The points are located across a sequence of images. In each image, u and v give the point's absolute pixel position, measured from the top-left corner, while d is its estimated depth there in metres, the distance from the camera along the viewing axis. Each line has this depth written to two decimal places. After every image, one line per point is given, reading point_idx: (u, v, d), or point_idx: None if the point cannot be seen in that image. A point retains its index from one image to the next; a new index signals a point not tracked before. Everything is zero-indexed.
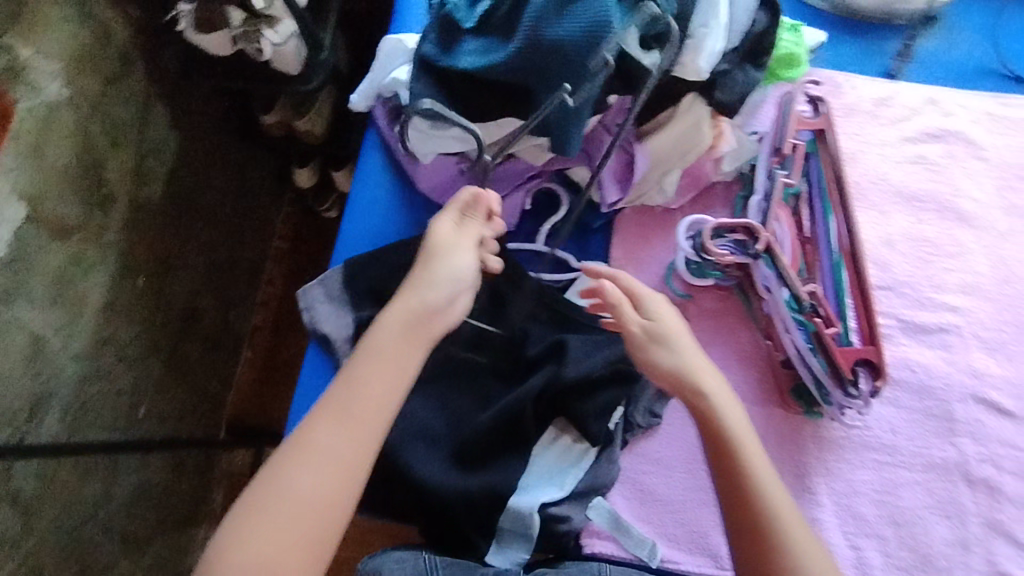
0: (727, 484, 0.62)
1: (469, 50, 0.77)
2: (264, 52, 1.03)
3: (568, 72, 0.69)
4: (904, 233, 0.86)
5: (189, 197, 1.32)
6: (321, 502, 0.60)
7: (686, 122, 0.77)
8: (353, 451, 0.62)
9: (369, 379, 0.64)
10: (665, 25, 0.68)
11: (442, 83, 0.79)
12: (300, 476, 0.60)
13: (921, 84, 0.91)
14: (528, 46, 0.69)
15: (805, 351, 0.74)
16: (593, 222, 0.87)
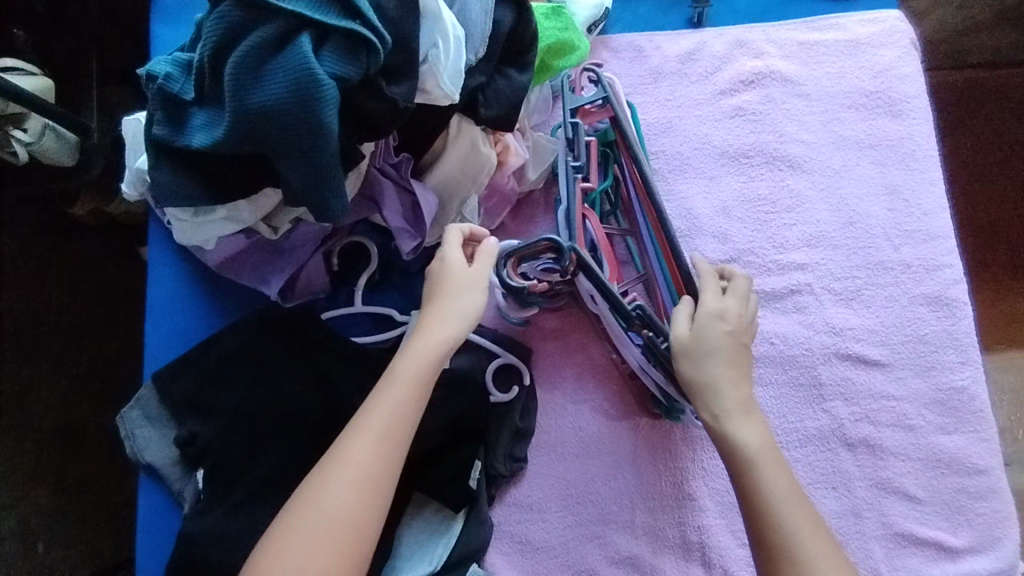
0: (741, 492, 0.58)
1: (199, 125, 0.66)
2: (20, 155, 0.91)
3: (292, 134, 0.59)
4: (737, 196, 0.79)
5: None
6: (352, 525, 0.57)
7: (461, 143, 0.69)
8: (382, 472, 0.59)
9: (399, 401, 0.61)
10: (386, 56, 0.59)
11: (186, 167, 0.69)
12: (331, 505, 0.57)
13: (726, 28, 0.84)
14: (242, 117, 0.60)
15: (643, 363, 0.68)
16: (411, 266, 0.80)
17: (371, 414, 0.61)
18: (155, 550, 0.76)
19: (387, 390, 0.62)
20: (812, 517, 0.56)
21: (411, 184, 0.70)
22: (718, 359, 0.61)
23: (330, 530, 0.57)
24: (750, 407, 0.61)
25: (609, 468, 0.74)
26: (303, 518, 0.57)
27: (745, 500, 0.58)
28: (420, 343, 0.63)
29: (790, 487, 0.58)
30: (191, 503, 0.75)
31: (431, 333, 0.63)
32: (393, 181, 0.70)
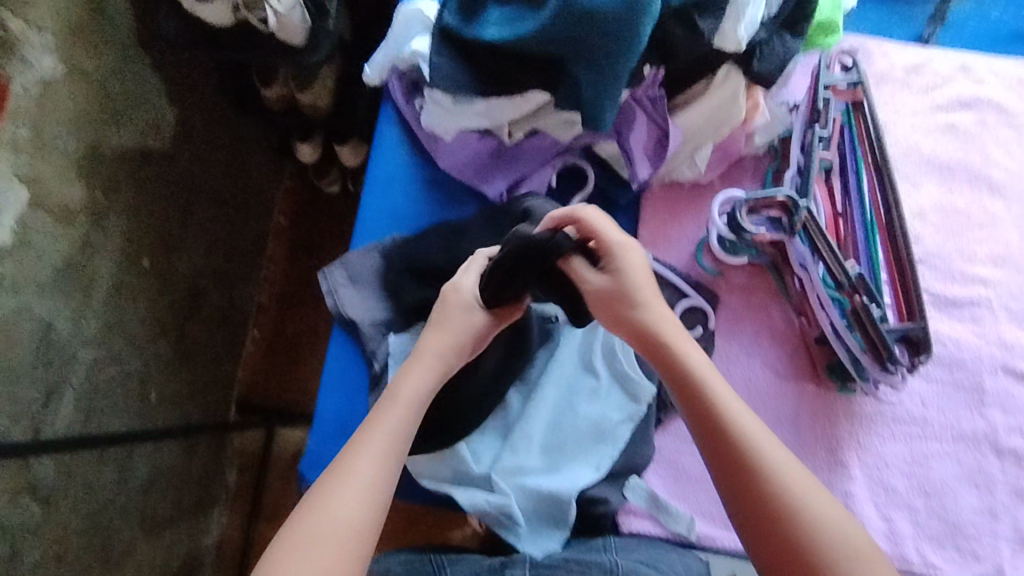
0: (696, 423, 0.59)
1: (494, 20, 0.74)
2: (268, 22, 0.97)
3: (604, 41, 0.67)
4: (935, 204, 0.84)
5: (187, 177, 1.27)
6: (360, 518, 0.56)
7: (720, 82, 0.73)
8: (387, 467, 0.59)
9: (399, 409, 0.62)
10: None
11: (466, 55, 0.76)
12: (358, 469, 0.58)
13: (953, 51, 0.89)
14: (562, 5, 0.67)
15: (841, 327, 0.73)
16: (620, 199, 0.85)
17: (380, 417, 0.62)
18: (340, 397, 0.83)
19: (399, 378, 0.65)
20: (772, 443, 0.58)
21: (665, 121, 0.76)
22: (658, 318, 0.63)
23: (366, 498, 0.57)
24: (687, 347, 0.62)
25: (771, 421, 0.80)
26: (333, 488, 0.56)
27: (705, 429, 0.59)
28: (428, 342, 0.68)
29: (751, 419, 0.59)
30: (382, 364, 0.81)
31: (432, 344, 0.67)
32: (646, 113, 0.76)
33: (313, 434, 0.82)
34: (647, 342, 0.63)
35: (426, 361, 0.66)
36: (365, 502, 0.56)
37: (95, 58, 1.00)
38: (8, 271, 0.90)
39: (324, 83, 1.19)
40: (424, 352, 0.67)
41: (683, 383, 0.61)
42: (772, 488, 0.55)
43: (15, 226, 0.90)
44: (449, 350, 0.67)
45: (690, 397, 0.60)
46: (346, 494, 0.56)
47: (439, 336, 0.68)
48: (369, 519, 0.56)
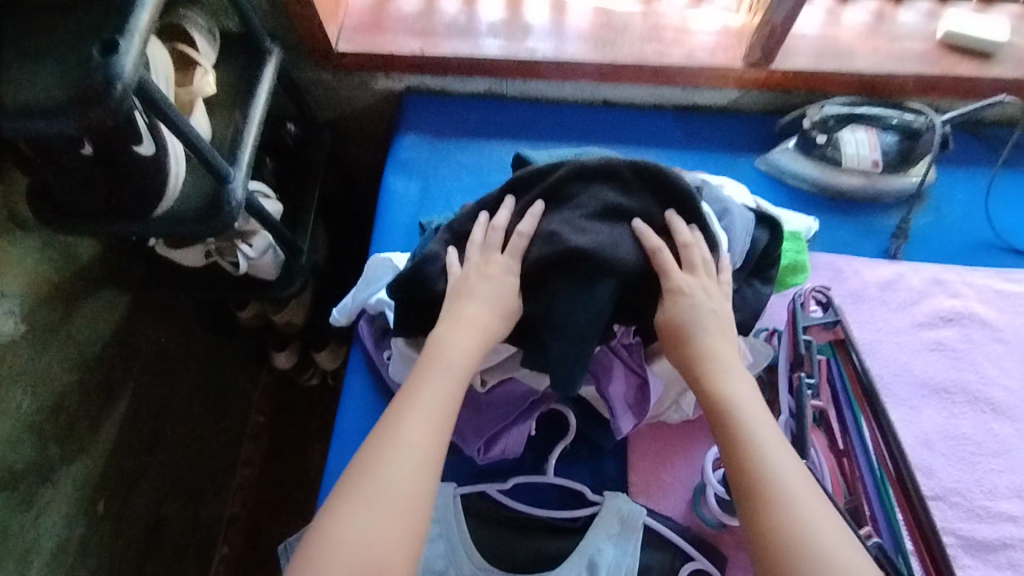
0: (733, 450, 0.59)
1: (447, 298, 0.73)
2: (240, 267, 0.97)
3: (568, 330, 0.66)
4: (939, 430, 0.79)
5: (156, 403, 1.22)
6: (402, 525, 0.56)
7: (713, 273, 0.68)
8: (414, 482, 0.58)
9: (415, 416, 0.61)
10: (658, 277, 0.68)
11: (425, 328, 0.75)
12: (386, 488, 0.57)
13: (921, 264, 0.89)
14: (613, 250, 0.66)
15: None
16: (605, 443, 0.80)
17: (399, 421, 0.61)
18: None
19: (419, 390, 0.64)
20: (807, 487, 0.56)
21: (642, 370, 0.74)
22: (719, 367, 0.64)
23: (394, 512, 0.56)
24: (749, 405, 0.61)
25: None
26: (360, 497, 0.56)
27: (739, 473, 0.57)
28: (455, 351, 0.66)
29: (790, 468, 0.57)
30: None
31: (429, 376, 0.64)
32: (624, 361, 0.74)
33: None
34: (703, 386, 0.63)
35: (430, 377, 0.64)
36: (400, 516, 0.56)
37: (63, 309, 0.99)
38: None
39: (298, 303, 1.18)
40: (445, 353, 0.66)
41: (723, 424, 0.60)
42: (790, 522, 0.54)
43: None
44: (453, 385, 0.64)
45: (731, 437, 0.59)
46: (385, 465, 0.58)
47: (434, 378, 0.64)
48: (408, 527, 0.56)
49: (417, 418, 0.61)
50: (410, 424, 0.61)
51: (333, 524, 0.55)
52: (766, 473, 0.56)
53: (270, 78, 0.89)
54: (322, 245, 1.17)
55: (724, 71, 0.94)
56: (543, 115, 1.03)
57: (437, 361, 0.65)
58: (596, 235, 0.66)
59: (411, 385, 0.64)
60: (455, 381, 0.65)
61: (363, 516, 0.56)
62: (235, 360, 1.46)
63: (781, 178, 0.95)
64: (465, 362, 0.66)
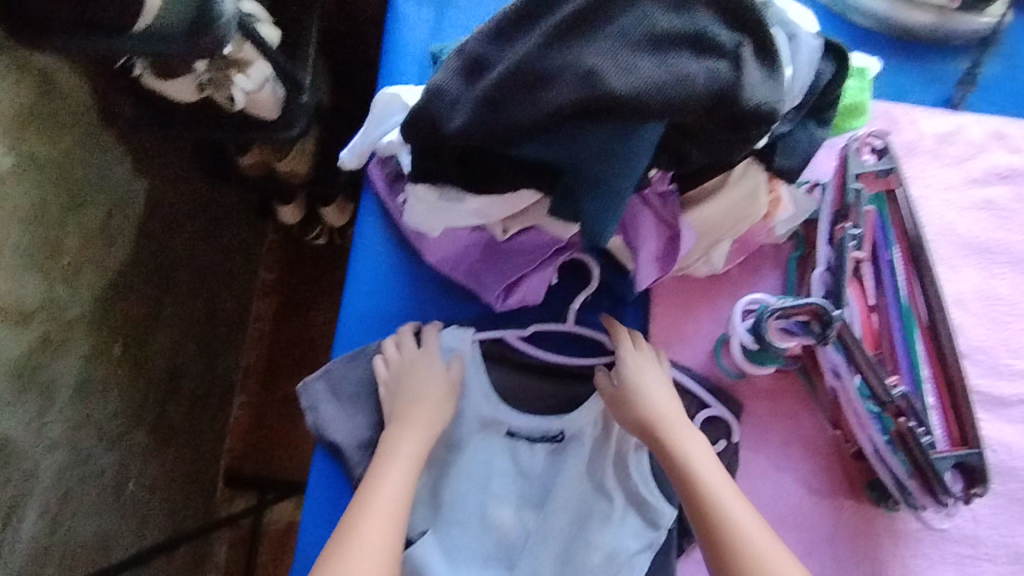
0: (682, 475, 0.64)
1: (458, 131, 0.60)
2: (237, 102, 0.89)
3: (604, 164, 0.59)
4: (975, 291, 0.76)
5: (160, 252, 1.20)
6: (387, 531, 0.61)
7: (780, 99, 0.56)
8: (392, 515, 0.62)
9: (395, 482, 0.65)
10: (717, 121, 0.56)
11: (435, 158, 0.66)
12: (371, 512, 0.62)
13: (984, 116, 0.81)
14: (666, 92, 0.53)
15: (884, 450, 0.65)
16: (627, 295, 0.78)
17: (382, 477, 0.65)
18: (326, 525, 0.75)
19: (389, 461, 0.67)
20: (745, 504, 0.62)
21: (677, 219, 0.68)
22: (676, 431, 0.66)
23: (383, 524, 0.61)
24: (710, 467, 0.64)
25: (804, 545, 0.72)
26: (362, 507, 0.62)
27: (703, 515, 0.61)
28: (410, 416, 0.70)
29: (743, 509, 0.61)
30: None
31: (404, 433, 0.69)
32: (653, 211, 0.68)
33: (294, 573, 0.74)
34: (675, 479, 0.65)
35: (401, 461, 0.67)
36: (382, 530, 0.61)
37: (49, 144, 0.92)
38: None
39: (302, 151, 1.11)
40: (402, 441, 0.68)
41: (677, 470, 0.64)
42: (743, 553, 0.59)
43: None
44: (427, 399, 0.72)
45: (696, 499, 0.62)
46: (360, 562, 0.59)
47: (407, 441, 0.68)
48: (390, 536, 0.61)
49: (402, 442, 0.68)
50: (391, 481, 0.65)
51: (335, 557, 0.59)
52: (727, 531, 0.60)
53: None
54: (324, 86, 1.08)
55: None
56: None
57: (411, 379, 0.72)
58: (647, 73, 0.53)
59: (380, 463, 0.67)
60: (427, 394, 0.72)
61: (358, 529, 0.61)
62: (239, 214, 1.41)
63: (841, 16, 0.84)
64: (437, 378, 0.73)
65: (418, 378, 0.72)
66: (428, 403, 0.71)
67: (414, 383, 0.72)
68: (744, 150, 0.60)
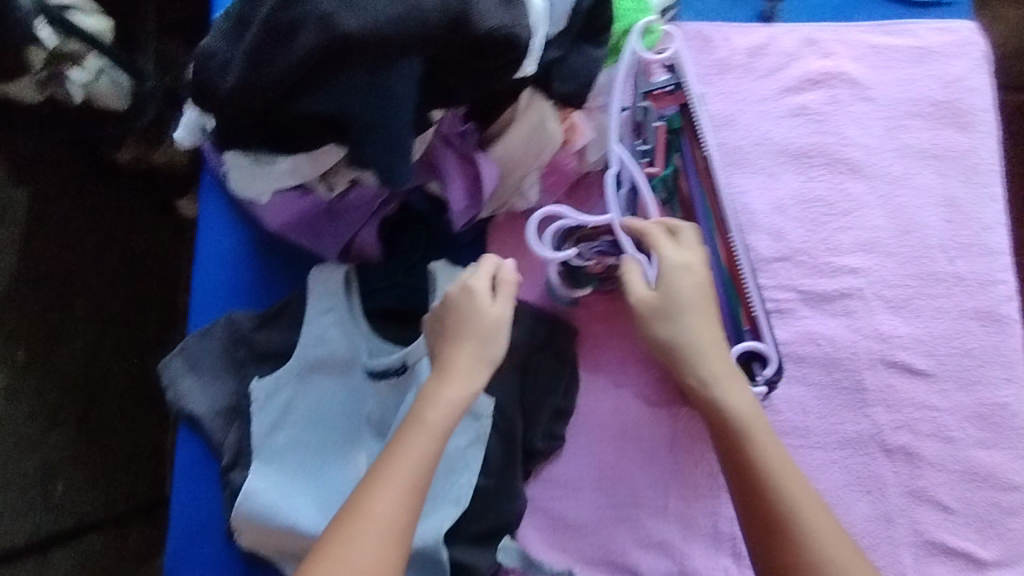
0: (722, 424, 0.62)
1: (230, 82, 0.63)
2: (75, 95, 0.90)
3: (367, 106, 0.60)
4: (795, 195, 0.79)
5: (57, 256, 1.21)
6: (395, 524, 0.59)
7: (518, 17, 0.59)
8: (398, 518, 0.59)
9: (392, 473, 0.61)
10: (456, 46, 0.58)
11: (232, 125, 0.69)
12: (375, 511, 0.59)
13: (797, 25, 0.83)
14: (397, 23, 0.56)
15: (699, 350, 0.64)
16: (462, 239, 0.80)
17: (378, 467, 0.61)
18: (194, 499, 0.78)
19: (416, 433, 0.62)
20: (774, 443, 0.61)
21: (474, 156, 0.70)
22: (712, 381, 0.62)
23: (388, 533, 0.59)
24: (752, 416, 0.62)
25: (647, 455, 0.75)
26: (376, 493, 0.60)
27: (739, 464, 0.61)
28: (429, 411, 0.63)
29: (775, 444, 0.61)
30: (232, 456, 0.77)
31: (417, 428, 0.62)
32: (456, 151, 0.70)
33: (171, 537, 0.77)
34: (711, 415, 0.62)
35: (405, 452, 0.61)
36: (384, 542, 0.58)
37: None
38: None
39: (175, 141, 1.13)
40: (427, 422, 0.63)
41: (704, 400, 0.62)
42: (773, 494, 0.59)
43: None
44: (456, 390, 0.64)
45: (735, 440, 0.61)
46: (362, 543, 0.58)
47: (420, 432, 0.62)
48: (398, 530, 0.59)
49: (405, 442, 0.62)
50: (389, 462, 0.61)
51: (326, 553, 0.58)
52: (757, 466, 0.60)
53: None
54: None
55: None
56: None
57: (445, 366, 0.65)
58: (377, 9, 0.56)
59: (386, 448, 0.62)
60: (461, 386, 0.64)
61: (363, 523, 0.58)
62: None
63: None
64: (478, 370, 0.65)
65: (477, 319, 0.65)
66: (476, 359, 0.65)
67: (463, 335, 0.66)
68: (510, 77, 0.63)
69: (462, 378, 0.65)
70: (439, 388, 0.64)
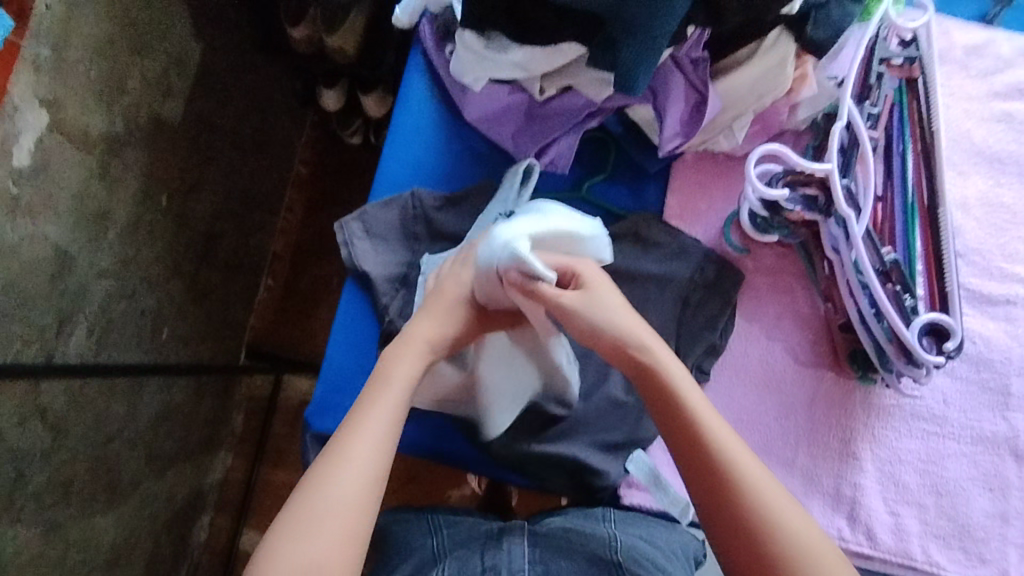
0: (685, 434, 0.60)
1: None
2: None
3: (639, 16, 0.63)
4: (980, 197, 0.80)
5: (210, 114, 1.26)
6: (373, 466, 0.57)
7: None
8: (378, 458, 0.58)
9: (380, 415, 0.59)
10: None
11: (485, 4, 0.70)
12: (352, 453, 0.57)
13: (1017, 34, 0.83)
14: None
15: (881, 302, 0.66)
16: (648, 168, 0.83)
17: (364, 412, 0.59)
18: (349, 353, 0.82)
19: (389, 381, 0.62)
20: (747, 454, 0.59)
21: (705, 85, 0.72)
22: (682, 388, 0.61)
23: (366, 471, 0.57)
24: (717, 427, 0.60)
25: (785, 408, 0.78)
26: (352, 438, 0.58)
27: (714, 481, 0.58)
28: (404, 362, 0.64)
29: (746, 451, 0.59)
30: (393, 320, 0.80)
31: (392, 380, 0.62)
32: (685, 76, 0.72)
33: (319, 382, 0.82)
34: (675, 424, 0.61)
35: (388, 395, 0.61)
36: (362, 481, 0.56)
37: None
38: (25, 195, 0.89)
39: (352, 28, 1.16)
40: (399, 374, 0.63)
41: (676, 405, 0.61)
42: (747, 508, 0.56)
43: (33, 148, 0.89)
44: (435, 333, 0.66)
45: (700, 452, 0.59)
46: (345, 480, 0.56)
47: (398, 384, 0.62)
48: (373, 470, 0.57)
49: (391, 388, 0.62)
50: (379, 404, 0.60)
51: (296, 513, 0.54)
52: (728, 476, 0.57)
53: None
54: None
55: None
56: None
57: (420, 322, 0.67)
58: None
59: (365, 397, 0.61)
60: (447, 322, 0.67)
61: (341, 467, 0.56)
62: (280, 98, 1.46)
63: None
64: (456, 308, 0.68)
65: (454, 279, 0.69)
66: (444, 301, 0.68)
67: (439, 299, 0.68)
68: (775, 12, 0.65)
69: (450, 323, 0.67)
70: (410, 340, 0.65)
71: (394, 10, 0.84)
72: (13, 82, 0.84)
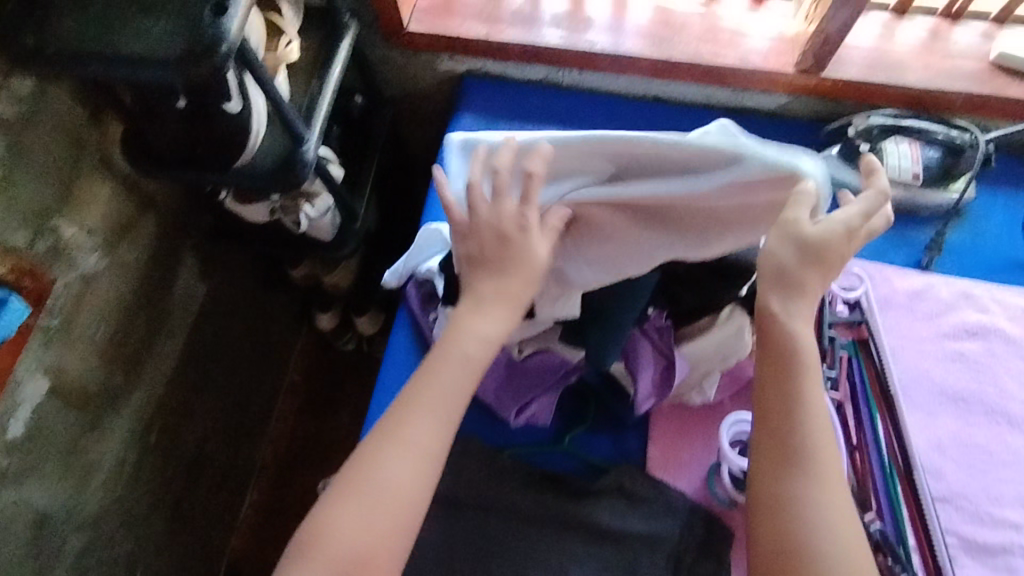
0: (803, 495, 0.59)
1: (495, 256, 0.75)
2: (300, 225, 1.04)
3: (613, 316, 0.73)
4: (952, 436, 0.82)
5: (211, 347, 1.31)
6: (404, 500, 0.62)
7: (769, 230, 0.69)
8: (405, 497, 0.62)
9: (408, 444, 0.63)
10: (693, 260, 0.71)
11: None
12: (377, 488, 0.62)
13: (953, 278, 0.92)
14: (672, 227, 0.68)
15: None
16: (627, 418, 0.85)
17: (403, 431, 0.64)
18: None
19: (412, 414, 0.65)
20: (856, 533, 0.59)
21: (671, 351, 0.78)
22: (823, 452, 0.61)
23: (392, 510, 0.61)
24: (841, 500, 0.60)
25: None
26: (376, 479, 0.62)
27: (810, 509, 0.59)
28: (426, 394, 0.65)
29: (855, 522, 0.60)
30: None
31: (409, 415, 0.65)
32: (652, 344, 0.78)
33: None
34: (794, 446, 0.61)
35: (412, 442, 0.64)
36: (389, 517, 0.61)
37: (138, 251, 1.07)
38: (14, 465, 0.91)
39: (348, 268, 1.26)
40: (420, 405, 0.65)
41: (797, 420, 0.61)
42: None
43: (30, 417, 0.92)
44: (463, 364, 0.67)
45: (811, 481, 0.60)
46: (363, 514, 0.61)
47: (417, 425, 0.64)
48: (402, 513, 0.62)
49: (416, 425, 0.64)
50: (412, 429, 0.64)
51: (334, 506, 0.62)
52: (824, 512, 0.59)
53: (345, 49, 0.95)
54: (374, 213, 1.24)
55: (777, 75, 0.96)
56: (596, 109, 1.07)
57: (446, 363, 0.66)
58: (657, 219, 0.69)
59: (388, 421, 0.65)
60: (466, 373, 0.67)
61: (373, 486, 0.62)
62: (280, 318, 1.54)
63: None
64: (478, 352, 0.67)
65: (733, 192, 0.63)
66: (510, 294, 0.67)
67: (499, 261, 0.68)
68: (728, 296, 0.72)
69: (467, 358, 0.67)
70: (434, 371, 0.66)
71: (383, 276, 0.92)
72: (21, 361, 0.89)
